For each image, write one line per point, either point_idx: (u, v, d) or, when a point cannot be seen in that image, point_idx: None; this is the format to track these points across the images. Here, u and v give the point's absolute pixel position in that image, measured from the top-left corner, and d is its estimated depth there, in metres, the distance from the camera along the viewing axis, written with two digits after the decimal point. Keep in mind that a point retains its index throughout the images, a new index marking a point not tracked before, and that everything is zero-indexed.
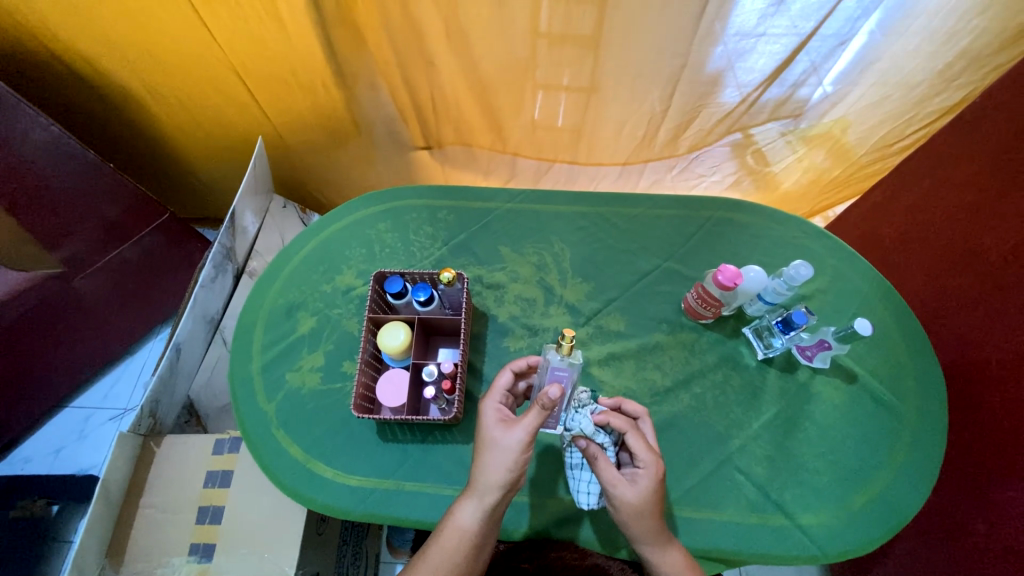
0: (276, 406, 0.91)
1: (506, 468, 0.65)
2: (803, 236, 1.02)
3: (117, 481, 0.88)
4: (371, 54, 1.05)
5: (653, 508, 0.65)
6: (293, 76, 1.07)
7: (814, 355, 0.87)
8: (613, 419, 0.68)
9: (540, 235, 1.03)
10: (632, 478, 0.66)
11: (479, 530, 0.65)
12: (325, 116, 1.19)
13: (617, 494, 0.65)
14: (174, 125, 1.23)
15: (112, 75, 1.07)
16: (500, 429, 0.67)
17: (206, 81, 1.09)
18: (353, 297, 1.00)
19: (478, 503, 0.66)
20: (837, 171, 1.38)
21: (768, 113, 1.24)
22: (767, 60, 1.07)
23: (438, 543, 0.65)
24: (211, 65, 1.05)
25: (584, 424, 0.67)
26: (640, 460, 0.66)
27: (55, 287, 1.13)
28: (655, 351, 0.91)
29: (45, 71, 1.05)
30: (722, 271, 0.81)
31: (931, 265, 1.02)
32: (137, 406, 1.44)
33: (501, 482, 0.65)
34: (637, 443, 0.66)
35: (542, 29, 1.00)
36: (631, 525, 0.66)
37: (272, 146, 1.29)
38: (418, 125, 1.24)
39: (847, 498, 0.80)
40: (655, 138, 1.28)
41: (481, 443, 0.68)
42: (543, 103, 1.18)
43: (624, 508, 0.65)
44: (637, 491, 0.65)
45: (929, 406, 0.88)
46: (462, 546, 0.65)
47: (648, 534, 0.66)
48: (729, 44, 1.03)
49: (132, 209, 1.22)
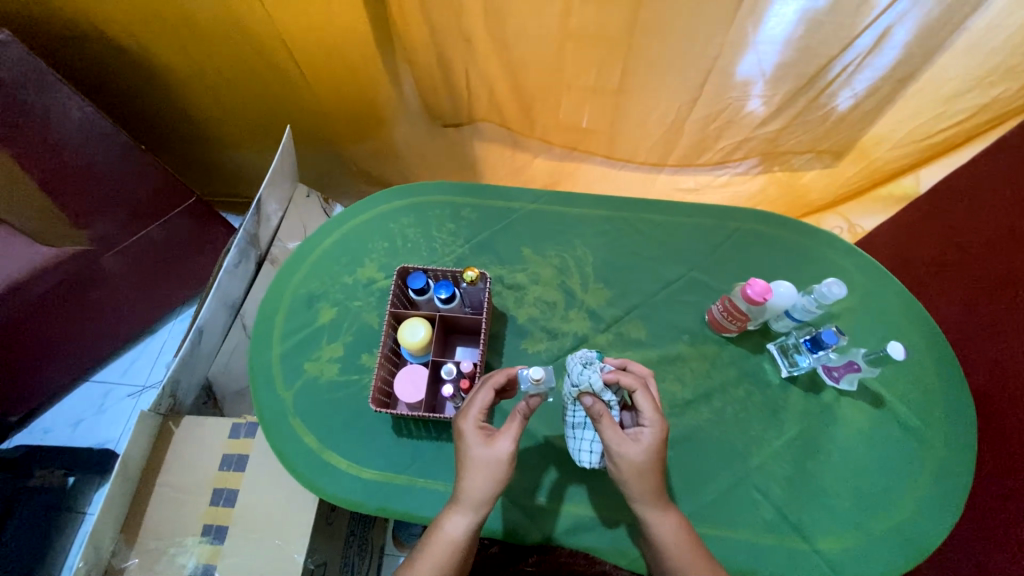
0: (294, 394, 0.91)
1: (493, 479, 0.65)
2: (834, 252, 0.99)
3: (136, 458, 0.90)
4: (397, 37, 1.08)
5: (655, 468, 0.66)
6: (337, 53, 1.07)
7: (840, 376, 0.85)
8: (623, 377, 0.67)
9: (563, 238, 1.02)
10: (636, 437, 0.65)
11: (465, 540, 0.65)
12: (361, 95, 1.19)
13: (620, 453, 0.65)
14: (212, 104, 1.24)
15: (156, 53, 1.08)
16: (483, 445, 0.66)
17: (252, 56, 1.08)
18: (374, 290, 1.01)
19: (465, 513, 0.65)
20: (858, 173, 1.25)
21: (797, 124, 1.18)
22: (789, 16, 0.94)
23: (425, 558, 0.65)
24: (258, 39, 1.04)
25: (594, 379, 0.68)
26: (646, 420, 0.65)
27: (84, 263, 1.15)
28: (675, 362, 0.90)
29: (85, 47, 1.07)
30: (751, 284, 0.80)
31: (966, 289, 0.99)
32: (155, 384, 1.48)
33: (486, 493, 0.65)
34: (645, 402, 0.65)
35: (572, 28, 1.00)
36: (630, 484, 0.66)
37: (304, 125, 1.29)
38: (447, 105, 1.23)
39: (867, 523, 0.78)
40: (679, 142, 1.26)
41: (464, 457, 0.67)
42: (571, 97, 1.17)
43: (626, 466, 0.65)
44: (640, 449, 0.65)
45: (958, 437, 0.84)
46: (448, 556, 0.65)
47: (646, 495, 0.66)
48: (759, 51, 1.01)
49: (161, 191, 1.22)
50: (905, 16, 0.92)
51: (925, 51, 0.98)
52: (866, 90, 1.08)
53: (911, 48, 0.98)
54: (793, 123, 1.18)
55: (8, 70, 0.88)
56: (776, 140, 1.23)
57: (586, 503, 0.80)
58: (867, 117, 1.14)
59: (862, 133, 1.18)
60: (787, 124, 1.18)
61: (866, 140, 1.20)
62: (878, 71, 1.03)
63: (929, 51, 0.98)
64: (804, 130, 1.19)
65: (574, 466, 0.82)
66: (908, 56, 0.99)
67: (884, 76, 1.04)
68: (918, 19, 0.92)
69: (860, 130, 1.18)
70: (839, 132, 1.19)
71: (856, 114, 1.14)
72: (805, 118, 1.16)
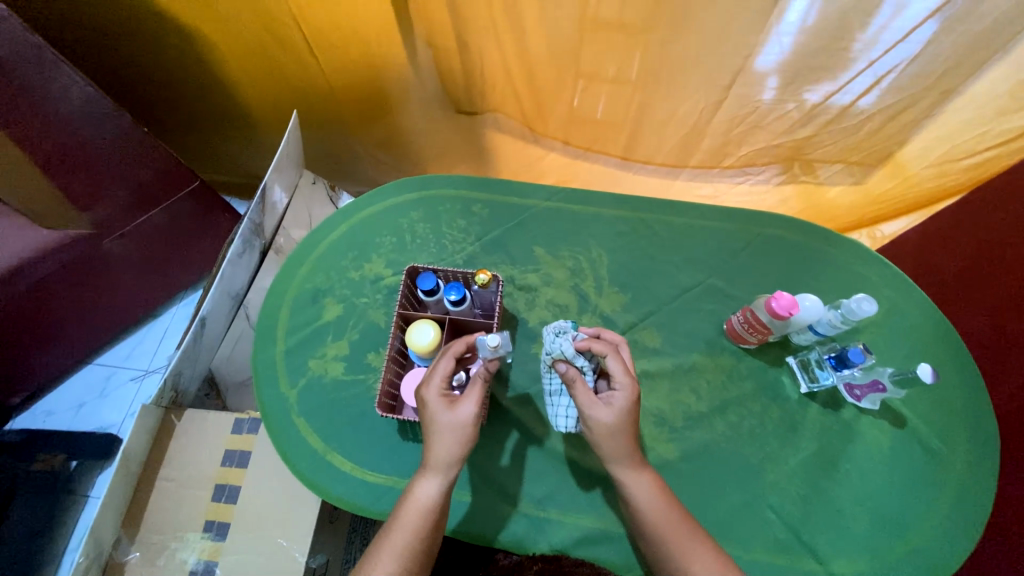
0: (297, 392, 0.89)
1: (459, 441, 0.69)
2: (860, 262, 0.95)
3: (137, 452, 0.89)
4: (414, 20, 1.02)
5: (627, 430, 0.70)
6: (349, 33, 1.03)
7: (863, 396, 0.82)
8: (594, 344, 0.71)
9: (578, 238, 0.99)
10: (608, 401, 0.70)
11: (438, 501, 0.69)
12: (374, 78, 1.15)
13: (592, 415, 0.69)
14: (220, 81, 1.20)
15: (163, 22, 1.04)
16: (447, 411, 0.70)
17: (262, 32, 1.04)
18: (381, 287, 0.98)
19: (436, 475, 0.69)
20: (889, 184, 1.17)
21: (827, 128, 1.10)
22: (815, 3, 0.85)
23: (399, 520, 0.68)
24: (269, 16, 1.00)
25: (565, 346, 0.71)
26: (617, 383, 0.69)
27: (84, 246, 1.12)
28: (691, 372, 0.87)
29: (90, 14, 1.03)
30: (777, 298, 0.77)
31: (997, 307, 0.96)
32: (158, 369, 1.47)
33: (454, 453, 0.69)
34: (616, 366, 0.69)
35: (592, 14, 0.94)
36: (603, 444, 0.70)
37: (315, 108, 1.25)
38: (461, 96, 1.17)
39: (883, 547, 0.76)
40: (700, 146, 1.20)
41: (430, 424, 0.70)
42: (586, 89, 1.11)
43: (599, 428, 0.69)
44: (612, 411, 0.69)
45: (981, 460, 0.82)
46: (423, 517, 0.68)
47: (620, 456, 0.70)
48: (780, 41, 0.92)
49: (163, 174, 1.17)
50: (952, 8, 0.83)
51: (977, 54, 0.89)
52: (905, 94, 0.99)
53: (958, 52, 0.90)
54: (822, 131, 1.10)
55: (4, 45, 0.82)
56: (803, 148, 1.16)
57: (594, 514, 0.78)
58: (903, 130, 1.06)
59: (896, 146, 1.10)
60: (817, 132, 1.11)
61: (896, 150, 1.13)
62: (920, 75, 0.95)
63: (975, 58, 0.90)
64: (834, 139, 1.12)
65: (584, 476, 0.80)
66: (955, 62, 0.91)
67: (925, 85, 0.96)
68: (967, 17, 0.85)
69: (895, 144, 1.09)
70: (873, 144, 1.11)
71: (892, 125, 1.06)
72: (838, 128, 1.09)
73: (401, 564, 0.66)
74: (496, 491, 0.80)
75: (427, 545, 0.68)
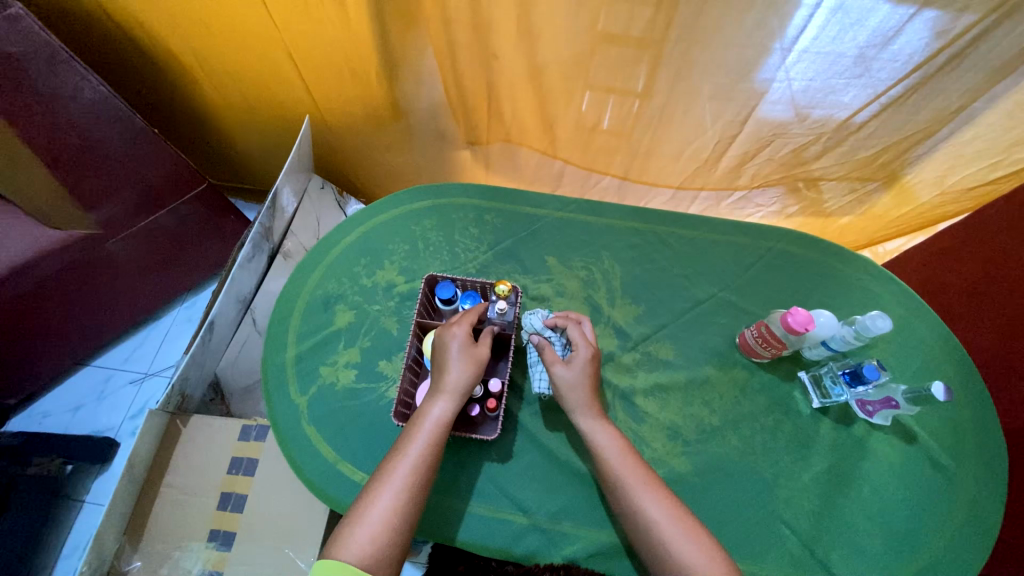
0: (308, 400, 0.88)
1: (472, 373, 0.73)
2: (869, 278, 0.96)
3: (142, 458, 0.87)
4: (415, 33, 0.95)
5: (587, 387, 0.75)
6: (346, 63, 1.03)
7: (875, 411, 0.83)
8: (557, 317, 0.83)
9: (590, 249, 0.99)
10: (568, 360, 0.77)
11: (447, 421, 0.71)
12: (370, 102, 1.13)
13: (554, 371, 0.76)
14: (221, 99, 1.21)
15: (165, 51, 1.07)
16: (465, 345, 0.74)
17: (259, 66, 1.08)
18: (394, 295, 0.97)
19: (447, 396, 0.72)
20: (891, 204, 1.20)
21: (843, 151, 1.09)
22: (820, 18, 0.83)
23: (411, 436, 0.69)
24: (269, 53, 1.04)
25: (534, 322, 0.87)
26: (575, 345, 0.77)
27: (88, 247, 1.11)
28: (704, 386, 0.87)
29: (104, 49, 1.08)
30: (793, 314, 0.78)
31: (1001, 323, 0.99)
32: (158, 372, 1.45)
33: (467, 383, 0.73)
34: (574, 332, 0.78)
35: (601, 28, 0.89)
36: (565, 398, 0.76)
37: (318, 128, 1.25)
38: (467, 121, 1.16)
39: (895, 563, 0.77)
40: (717, 166, 1.17)
41: (445, 353, 0.74)
42: (593, 99, 1.04)
43: (560, 383, 0.76)
44: (570, 367, 0.76)
45: (989, 478, 0.82)
46: (433, 433, 0.70)
47: (581, 407, 0.75)
48: (780, 57, 0.89)
49: (172, 177, 1.16)
50: (964, 33, 0.82)
51: (985, 76, 0.88)
52: (921, 114, 0.97)
53: (964, 76, 0.89)
54: (832, 150, 1.09)
55: (19, 44, 0.81)
56: (809, 170, 1.16)
57: (609, 528, 0.77)
58: (911, 149, 1.06)
59: (901, 168, 1.11)
60: (826, 151, 1.10)
61: (906, 178, 1.13)
62: (930, 96, 0.93)
63: (983, 80, 0.89)
64: (845, 158, 1.11)
65: (598, 489, 0.80)
66: (969, 82, 0.89)
67: (929, 107, 0.95)
68: (980, 40, 0.83)
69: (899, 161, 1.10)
70: (880, 160, 1.10)
71: (904, 145, 1.05)
72: (845, 146, 1.08)
73: (411, 477, 0.66)
74: (508, 502, 0.79)
75: (436, 464, 0.69)
